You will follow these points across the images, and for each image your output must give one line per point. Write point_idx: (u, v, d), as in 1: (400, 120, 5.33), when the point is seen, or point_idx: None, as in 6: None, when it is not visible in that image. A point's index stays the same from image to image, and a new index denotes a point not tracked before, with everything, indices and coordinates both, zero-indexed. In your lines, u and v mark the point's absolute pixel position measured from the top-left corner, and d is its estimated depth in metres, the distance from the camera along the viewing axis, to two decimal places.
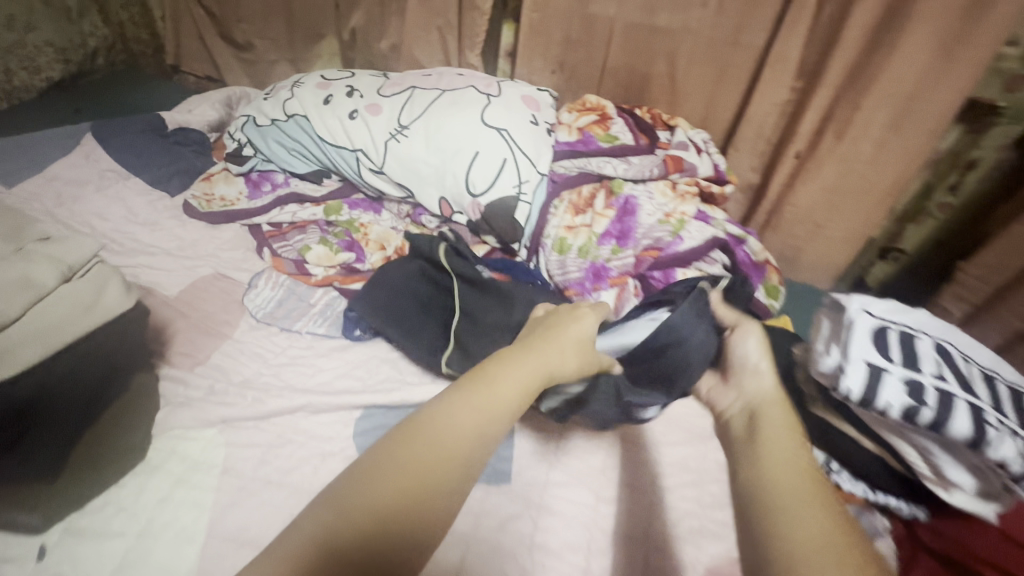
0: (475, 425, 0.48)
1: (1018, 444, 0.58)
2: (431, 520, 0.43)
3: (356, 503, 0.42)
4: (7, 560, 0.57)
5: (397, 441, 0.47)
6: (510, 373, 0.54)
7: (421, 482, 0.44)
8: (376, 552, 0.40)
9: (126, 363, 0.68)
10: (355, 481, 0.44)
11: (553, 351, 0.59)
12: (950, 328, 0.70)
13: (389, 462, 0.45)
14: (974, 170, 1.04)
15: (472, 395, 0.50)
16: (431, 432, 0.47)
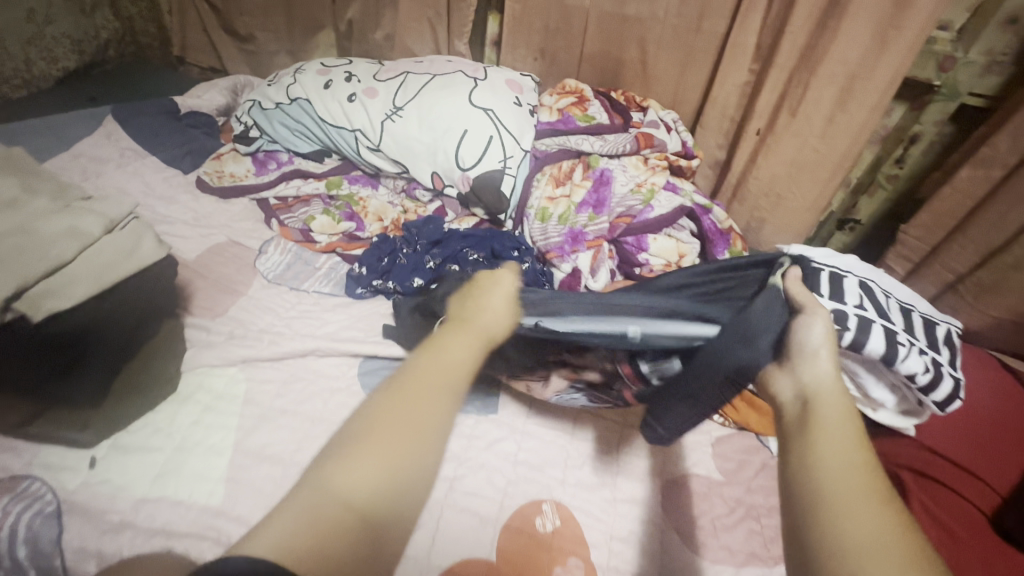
0: (433, 391, 0.49)
1: (922, 359, 0.70)
2: (411, 487, 0.44)
3: (348, 488, 0.41)
4: (64, 469, 0.66)
5: (378, 414, 0.46)
6: (455, 342, 0.54)
7: (408, 458, 0.44)
8: (367, 527, 0.41)
9: (158, 307, 0.77)
10: (340, 464, 0.42)
11: (483, 313, 0.61)
12: (873, 271, 0.81)
13: (363, 446, 0.44)
14: (917, 143, 1.14)
15: (425, 367, 0.50)
16: (400, 408, 0.46)
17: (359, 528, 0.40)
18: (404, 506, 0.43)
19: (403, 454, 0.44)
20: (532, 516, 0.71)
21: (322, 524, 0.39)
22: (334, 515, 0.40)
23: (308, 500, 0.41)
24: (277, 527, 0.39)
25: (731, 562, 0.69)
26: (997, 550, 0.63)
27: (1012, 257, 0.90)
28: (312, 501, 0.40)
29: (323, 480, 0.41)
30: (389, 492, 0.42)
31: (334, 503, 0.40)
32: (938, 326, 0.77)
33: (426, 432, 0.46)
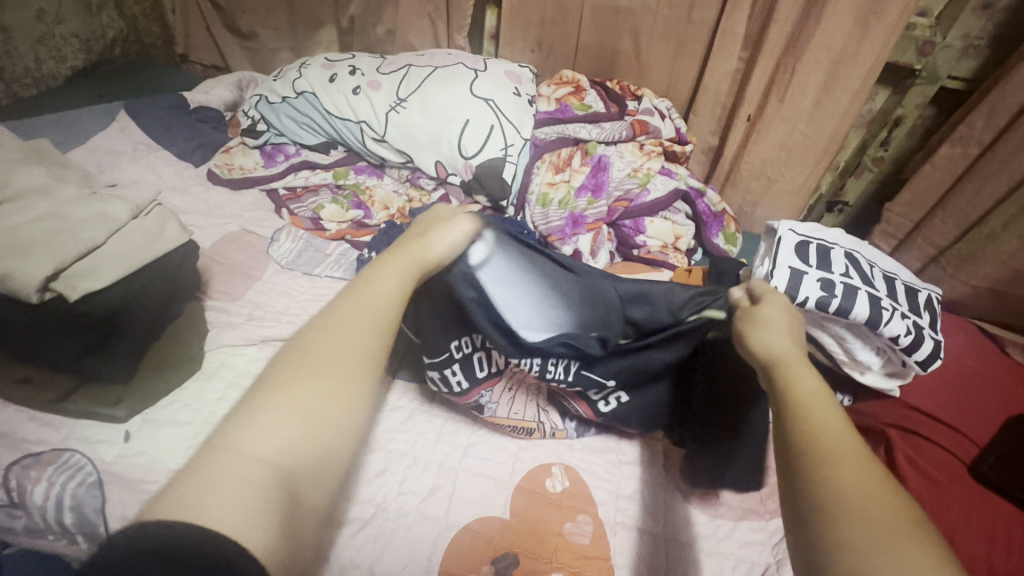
0: (345, 343, 0.47)
1: (905, 323, 0.75)
2: (336, 431, 0.44)
3: (262, 445, 0.41)
4: (100, 442, 0.69)
5: (291, 366, 0.45)
6: (379, 285, 0.53)
7: (327, 414, 0.43)
8: (293, 477, 0.40)
9: (182, 290, 0.81)
10: (248, 425, 0.41)
11: (414, 250, 0.58)
12: (858, 242, 0.86)
13: (277, 402, 0.43)
14: (901, 126, 1.18)
15: (340, 316, 0.49)
16: (314, 360, 0.46)
17: (280, 486, 0.40)
18: (325, 466, 0.43)
19: (322, 414, 0.43)
20: (542, 478, 0.75)
21: (236, 486, 0.38)
22: (251, 477, 0.39)
23: (218, 458, 0.39)
24: (192, 493, 0.37)
25: (730, 516, 0.73)
26: (980, 498, 0.68)
27: (988, 229, 0.95)
28: (214, 464, 0.39)
29: (229, 443, 0.40)
30: (309, 449, 0.42)
31: (249, 463, 0.39)
32: (919, 292, 0.82)
33: (345, 386, 0.45)
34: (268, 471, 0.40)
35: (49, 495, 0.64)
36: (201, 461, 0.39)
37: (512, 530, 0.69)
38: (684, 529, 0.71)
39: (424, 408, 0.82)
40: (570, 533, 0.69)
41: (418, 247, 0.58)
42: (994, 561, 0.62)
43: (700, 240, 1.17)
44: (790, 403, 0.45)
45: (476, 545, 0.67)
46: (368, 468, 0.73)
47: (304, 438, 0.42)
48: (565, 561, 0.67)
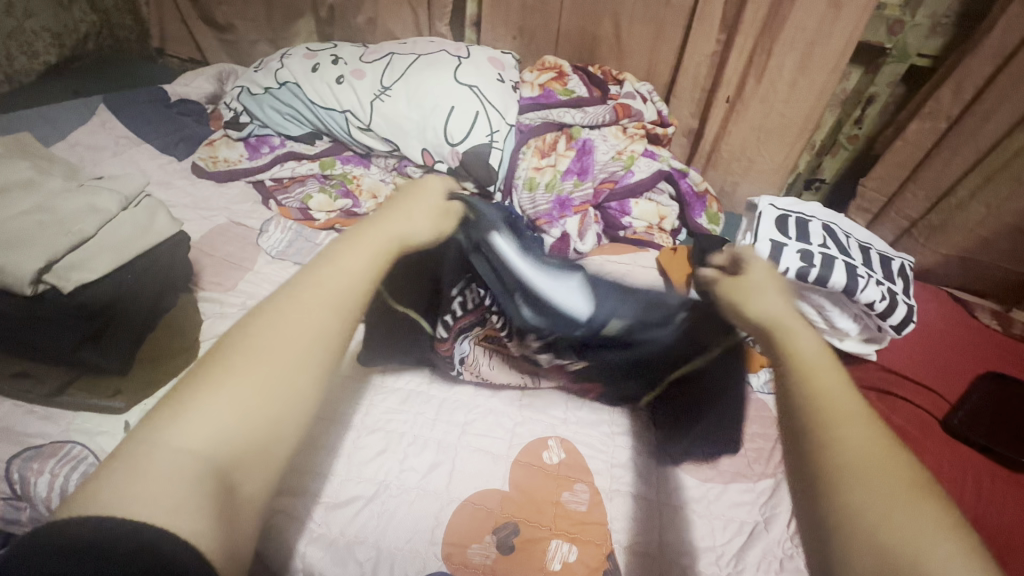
0: (294, 327, 0.44)
1: (879, 289, 0.78)
2: (279, 423, 0.41)
3: (198, 437, 0.38)
4: (100, 433, 0.70)
5: (233, 353, 0.42)
6: (342, 263, 0.48)
7: (268, 403, 0.40)
8: (231, 472, 0.38)
9: (176, 280, 0.81)
10: (179, 414, 0.38)
11: (399, 218, 0.55)
12: (833, 215, 0.90)
13: (215, 390, 0.40)
14: (874, 104, 1.22)
15: (296, 297, 0.45)
16: (257, 346, 0.42)
17: (211, 480, 0.37)
18: (267, 456, 0.40)
19: (259, 406, 0.40)
20: (539, 451, 0.77)
21: (162, 479, 0.35)
22: (180, 470, 0.36)
23: (148, 454, 0.36)
24: (118, 486, 0.35)
25: (719, 480, 0.76)
26: (952, 449, 0.71)
27: (957, 198, 1.00)
28: (146, 459, 0.36)
29: (155, 434, 0.37)
30: (246, 442, 0.39)
31: (177, 456, 0.36)
32: (893, 261, 0.86)
33: (289, 377, 0.42)
34: (200, 467, 0.37)
35: (52, 486, 0.64)
36: (126, 453, 0.37)
37: (512, 502, 0.71)
38: (675, 493, 0.74)
39: (420, 391, 0.83)
40: (568, 502, 0.72)
41: (395, 223, 0.54)
42: (965, 507, 0.66)
43: (683, 220, 1.20)
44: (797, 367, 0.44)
45: (477, 517, 0.69)
46: (369, 449, 0.75)
47: (243, 431, 0.39)
48: (564, 528, 0.69)
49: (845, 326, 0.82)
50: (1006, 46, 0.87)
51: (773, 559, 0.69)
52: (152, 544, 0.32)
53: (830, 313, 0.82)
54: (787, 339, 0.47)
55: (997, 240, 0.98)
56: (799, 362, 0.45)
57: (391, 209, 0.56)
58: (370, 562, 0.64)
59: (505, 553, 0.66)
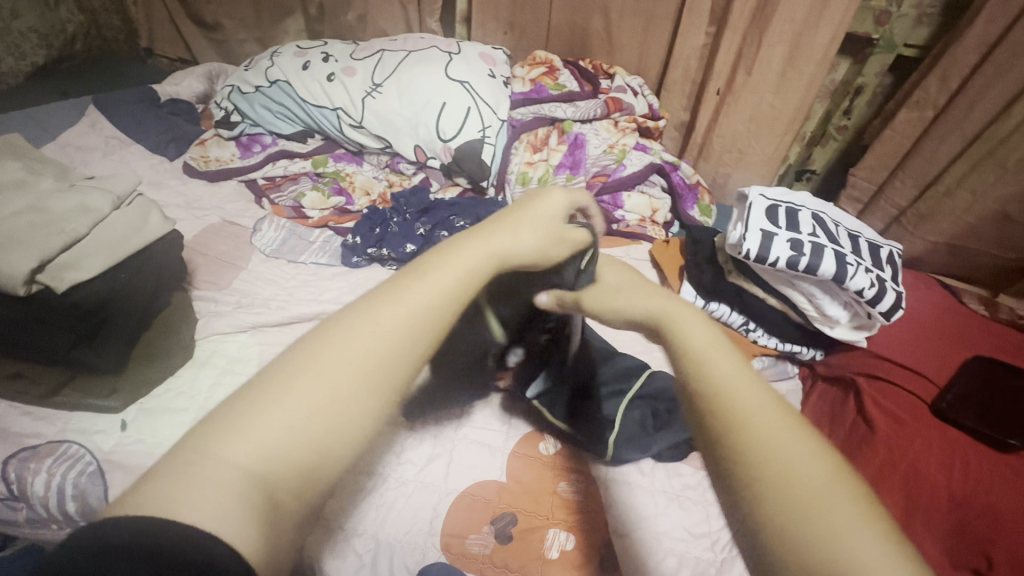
0: (376, 336, 0.39)
1: (868, 276, 0.79)
2: (341, 445, 0.35)
3: (256, 449, 0.32)
4: (97, 432, 0.70)
5: (306, 359, 0.37)
6: (435, 275, 0.43)
7: (336, 419, 0.35)
8: (285, 495, 0.32)
9: (169, 279, 0.82)
10: (240, 424, 0.33)
11: (507, 227, 0.49)
12: (823, 204, 0.91)
13: (283, 399, 0.35)
14: (862, 94, 1.23)
15: (386, 303, 0.41)
16: (333, 357, 0.37)
17: (261, 499, 0.32)
18: (320, 480, 0.34)
19: (322, 425, 0.34)
20: (535, 442, 0.78)
21: (211, 493, 0.30)
22: (231, 486, 0.31)
23: (200, 460, 0.32)
24: (166, 491, 0.30)
25: None
26: (938, 431, 0.73)
27: (945, 186, 1.01)
28: (197, 465, 0.31)
29: (210, 443, 0.32)
30: (304, 463, 0.34)
31: (232, 470, 0.31)
32: (882, 249, 0.87)
33: (360, 396, 0.36)
34: (253, 486, 0.32)
35: (51, 485, 0.65)
36: (179, 458, 0.32)
37: (509, 492, 0.72)
38: (669, 480, 0.75)
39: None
40: (564, 491, 0.73)
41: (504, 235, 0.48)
42: (945, 487, 0.68)
43: (676, 212, 1.21)
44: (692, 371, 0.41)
45: (474, 508, 0.69)
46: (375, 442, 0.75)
47: (304, 450, 0.34)
48: (561, 517, 0.70)
49: (832, 315, 0.84)
50: (990, 35, 0.88)
51: None
52: (196, 547, 0.28)
53: (819, 301, 0.83)
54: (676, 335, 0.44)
55: (983, 227, 0.99)
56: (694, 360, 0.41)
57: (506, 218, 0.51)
58: (370, 554, 0.65)
59: (501, 543, 0.67)
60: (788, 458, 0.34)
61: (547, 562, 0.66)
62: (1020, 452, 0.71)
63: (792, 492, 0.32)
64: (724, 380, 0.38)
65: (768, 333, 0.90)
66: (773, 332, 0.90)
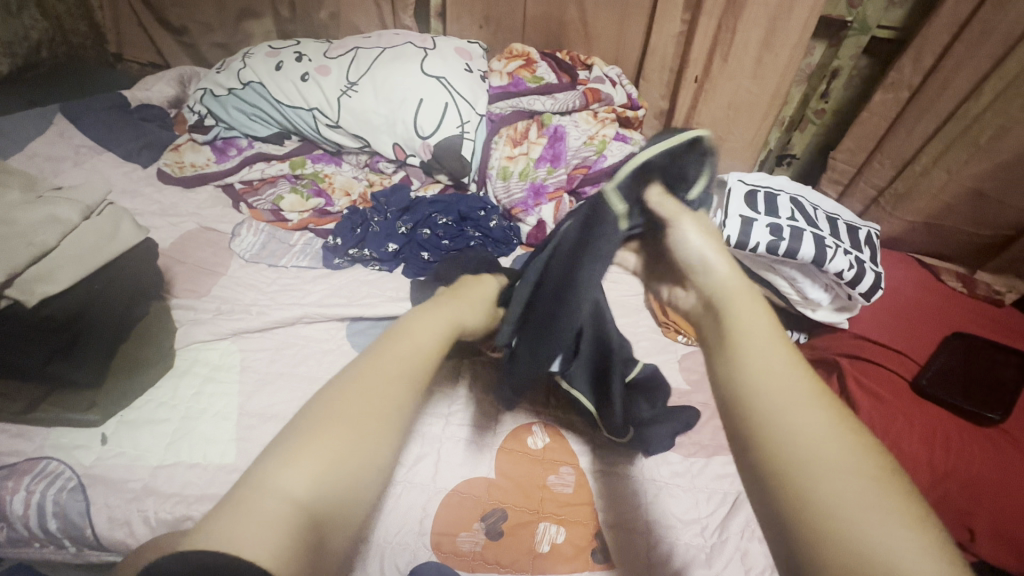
0: (389, 382, 0.47)
1: (847, 258, 0.80)
2: (369, 477, 0.43)
3: (299, 486, 0.39)
4: (77, 447, 0.69)
5: (332, 402, 0.45)
6: (418, 334, 0.53)
7: (364, 454, 0.43)
8: (323, 523, 0.39)
9: (145, 288, 0.80)
10: (287, 460, 0.40)
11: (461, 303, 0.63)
12: (800, 187, 0.91)
13: (322, 435, 0.42)
14: (838, 77, 1.22)
15: (389, 353, 0.50)
16: (354, 399, 0.45)
17: (309, 528, 0.38)
18: (352, 508, 0.42)
19: (353, 458, 0.42)
20: (524, 436, 0.78)
21: (269, 524, 0.36)
22: (286, 516, 0.37)
23: (254, 496, 0.38)
24: (233, 525, 0.36)
25: (702, 454, 0.78)
26: (920, 409, 0.74)
27: (921, 165, 1.02)
28: (253, 500, 0.37)
29: (265, 479, 0.39)
30: (342, 492, 0.41)
31: (285, 503, 0.38)
32: (860, 230, 0.88)
33: (383, 435, 0.44)
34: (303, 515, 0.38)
35: (31, 503, 0.64)
36: (240, 498, 0.38)
37: (499, 488, 0.72)
38: (657, 469, 0.75)
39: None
40: (554, 485, 0.73)
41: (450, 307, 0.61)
42: (926, 463, 0.69)
43: None
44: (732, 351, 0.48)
45: (464, 506, 0.69)
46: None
47: (340, 481, 0.41)
48: (551, 510, 0.70)
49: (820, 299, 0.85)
50: (961, 14, 0.89)
51: (754, 524, 0.70)
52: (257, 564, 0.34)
53: (799, 283, 0.84)
54: (733, 325, 0.49)
55: (958, 205, 1.01)
56: (746, 350, 0.47)
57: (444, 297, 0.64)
58: (360, 557, 0.64)
59: (492, 540, 0.67)
60: (812, 438, 0.40)
61: (539, 556, 0.66)
62: (999, 425, 0.72)
63: (811, 465, 0.39)
64: (761, 366, 0.45)
65: None
66: None
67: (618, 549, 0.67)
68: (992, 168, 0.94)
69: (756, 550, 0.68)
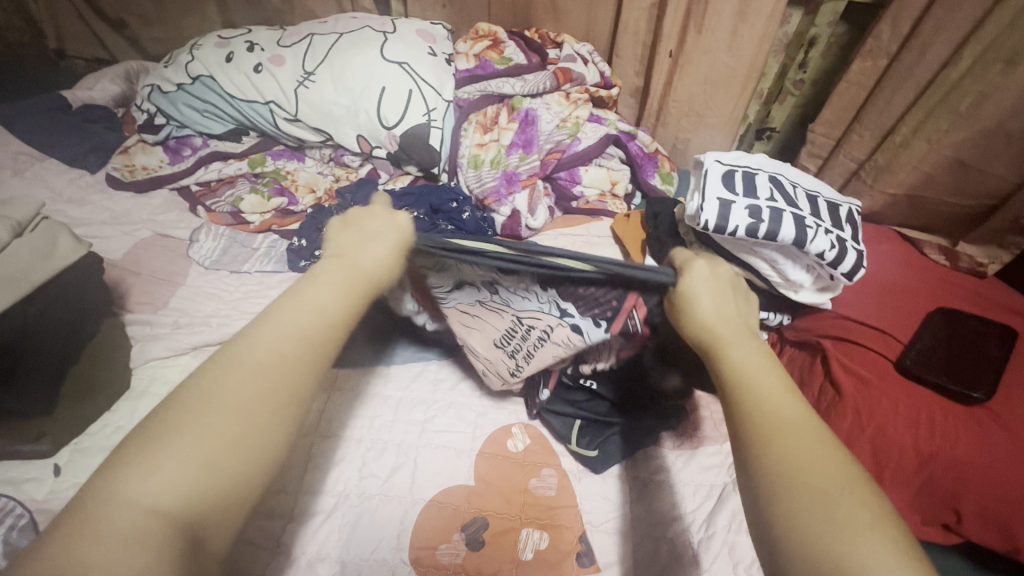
0: (265, 369, 0.43)
1: (828, 238, 0.77)
2: (250, 472, 0.41)
3: (158, 493, 0.37)
4: (28, 481, 0.65)
5: (200, 397, 0.41)
6: (314, 303, 0.48)
7: (237, 454, 0.40)
8: (192, 523, 0.37)
9: (89, 307, 0.75)
10: (145, 467, 0.37)
11: (364, 255, 0.54)
12: (779, 164, 0.89)
13: (185, 438, 0.39)
14: (816, 46, 1.18)
15: (264, 334, 0.45)
16: (223, 394, 0.42)
17: (175, 534, 0.36)
18: (232, 504, 0.40)
19: (220, 460, 0.39)
20: (503, 440, 0.75)
21: (114, 541, 0.34)
22: (138, 527, 0.35)
23: (111, 508, 0.36)
24: (74, 544, 0.34)
25: (687, 446, 0.75)
26: (905, 391, 0.72)
27: (901, 136, 0.99)
28: (107, 514, 0.35)
29: (113, 486, 0.36)
30: (211, 499, 0.38)
31: (136, 513, 0.36)
32: (841, 207, 0.85)
33: (262, 428, 0.42)
34: (165, 524, 0.36)
35: None
36: (83, 509, 0.36)
37: (479, 496, 0.69)
38: (641, 465, 0.74)
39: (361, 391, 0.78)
40: (536, 488, 0.71)
41: (354, 259, 0.53)
42: (906, 444, 0.68)
43: (636, 182, 1.18)
44: (738, 383, 0.46)
45: (444, 516, 0.66)
46: (329, 456, 0.71)
47: (203, 486, 0.38)
48: (533, 515, 0.68)
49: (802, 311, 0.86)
50: None
51: (742, 517, 0.67)
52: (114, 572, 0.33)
53: (780, 264, 0.81)
54: (722, 356, 0.49)
55: (939, 175, 0.98)
56: (731, 377, 0.47)
57: (342, 237, 0.56)
58: None
59: (474, 550, 0.64)
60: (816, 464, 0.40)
61: (522, 564, 0.64)
62: (984, 404, 0.70)
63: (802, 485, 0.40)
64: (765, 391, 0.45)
65: None
66: None
67: (601, 551, 0.66)
68: (974, 135, 0.91)
69: (743, 542, 0.65)
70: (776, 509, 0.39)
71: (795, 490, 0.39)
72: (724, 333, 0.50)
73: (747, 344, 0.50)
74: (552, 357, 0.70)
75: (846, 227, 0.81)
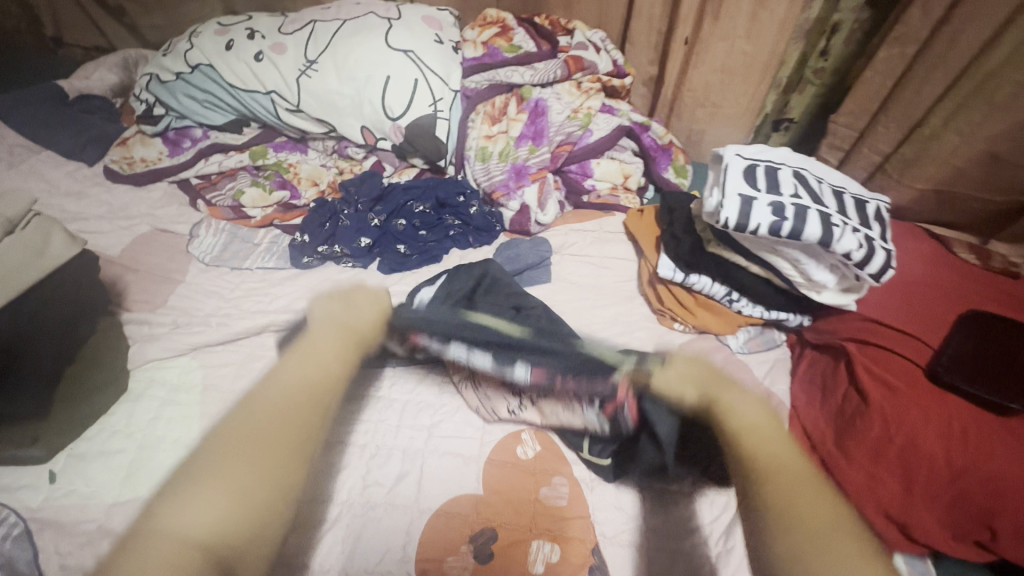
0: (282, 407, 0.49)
1: (856, 237, 0.73)
2: (278, 499, 0.43)
3: (191, 525, 0.39)
4: (22, 488, 0.63)
5: (225, 442, 0.46)
6: (315, 358, 0.55)
7: (266, 482, 0.43)
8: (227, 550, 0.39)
9: (85, 304, 0.74)
10: (179, 504, 0.40)
11: (350, 321, 0.63)
12: (802, 159, 0.84)
13: (213, 473, 0.43)
14: (838, 33, 1.13)
15: (277, 384, 0.51)
16: (247, 432, 0.47)
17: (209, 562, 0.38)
18: (261, 534, 0.42)
19: (251, 486, 0.42)
20: (513, 446, 0.72)
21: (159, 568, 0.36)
22: (175, 555, 0.37)
23: (148, 544, 0.38)
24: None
25: None
26: (937, 399, 0.69)
27: (931, 128, 0.94)
28: (147, 549, 0.38)
29: (155, 523, 0.39)
30: (246, 528, 0.41)
31: (174, 543, 0.38)
32: (868, 204, 0.81)
33: (287, 456, 0.46)
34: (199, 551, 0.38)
35: None
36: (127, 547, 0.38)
37: (488, 505, 0.66)
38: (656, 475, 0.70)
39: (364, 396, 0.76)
40: (547, 498, 0.68)
41: (344, 323, 0.62)
42: (939, 457, 0.64)
43: (648, 176, 1.15)
44: (738, 427, 0.54)
45: (451, 525, 0.64)
46: (328, 465, 0.69)
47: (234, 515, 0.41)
48: (544, 526, 0.65)
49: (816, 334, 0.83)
50: None
51: None
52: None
53: (803, 263, 0.77)
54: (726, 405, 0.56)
55: (971, 169, 0.93)
56: (733, 424, 0.54)
57: (330, 310, 0.65)
58: None
59: (483, 563, 0.61)
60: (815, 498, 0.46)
61: None
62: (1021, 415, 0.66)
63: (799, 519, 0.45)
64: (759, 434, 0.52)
65: (752, 302, 0.86)
66: (756, 300, 0.86)
67: (615, 565, 0.63)
68: (1010, 127, 0.86)
69: None
70: (778, 538, 0.45)
71: (793, 520, 0.45)
72: (713, 389, 0.59)
73: (746, 396, 0.57)
74: (556, 413, 0.72)
75: (874, 226, 0.77)
